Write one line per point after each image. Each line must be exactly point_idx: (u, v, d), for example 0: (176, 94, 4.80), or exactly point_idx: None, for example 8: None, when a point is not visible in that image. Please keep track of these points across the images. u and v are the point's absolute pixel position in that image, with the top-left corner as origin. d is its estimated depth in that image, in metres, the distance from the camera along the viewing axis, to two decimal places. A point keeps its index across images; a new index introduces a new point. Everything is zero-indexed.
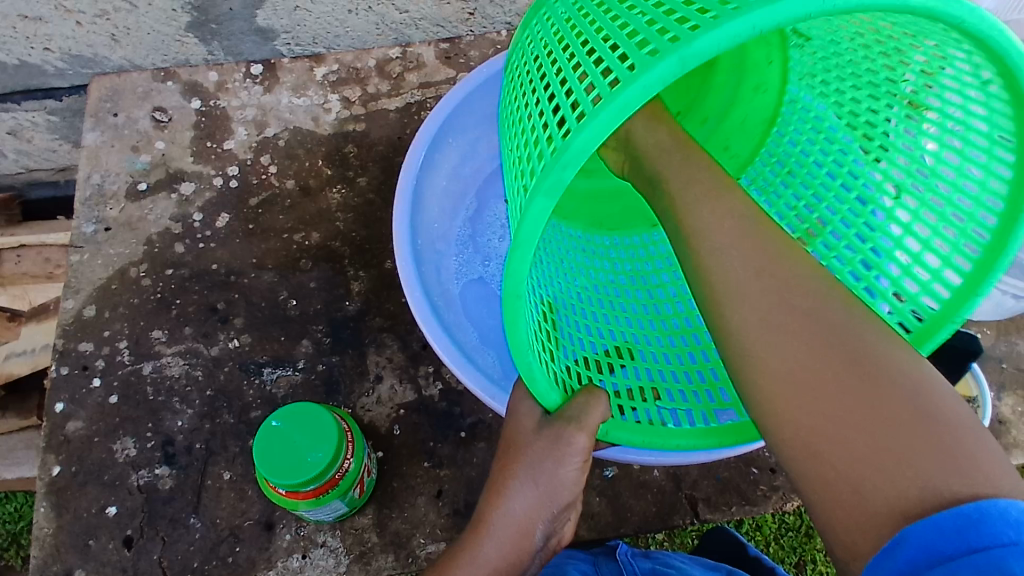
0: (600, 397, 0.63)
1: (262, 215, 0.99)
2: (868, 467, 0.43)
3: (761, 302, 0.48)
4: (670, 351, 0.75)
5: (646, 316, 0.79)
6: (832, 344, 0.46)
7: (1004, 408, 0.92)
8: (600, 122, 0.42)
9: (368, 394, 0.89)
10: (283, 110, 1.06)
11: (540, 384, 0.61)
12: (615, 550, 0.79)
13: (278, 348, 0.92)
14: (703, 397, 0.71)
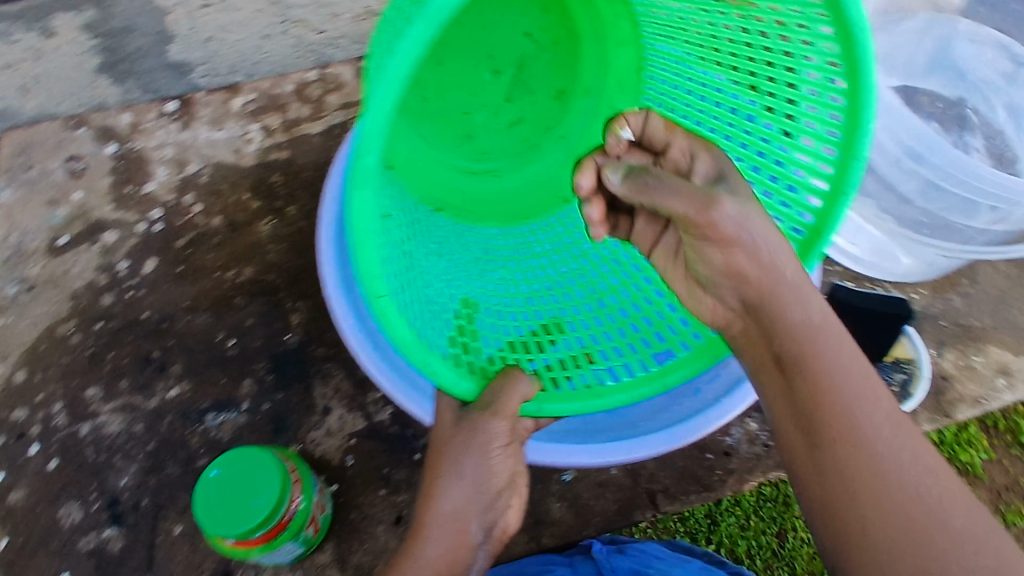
0: (516, 378, 0.65)
1: (192, 255, 0.96)
2: (942, 554, 0.51)
3: (866, 404, 0.56)
4: (597, 315, 0.84)
5: (563, 290, 0.87)
6: (897, 456, 0.55)
7: (946, 364, 0.93)
8: (376, 104, 0.47)
9: (317, 428, 0.87)
10: (203, 145, 1.02)
11: (449, 376, 0.64)
12: (592, 550, 0.80)
13: (219, 392, 0.89)
14: (638, 346, 0.80)
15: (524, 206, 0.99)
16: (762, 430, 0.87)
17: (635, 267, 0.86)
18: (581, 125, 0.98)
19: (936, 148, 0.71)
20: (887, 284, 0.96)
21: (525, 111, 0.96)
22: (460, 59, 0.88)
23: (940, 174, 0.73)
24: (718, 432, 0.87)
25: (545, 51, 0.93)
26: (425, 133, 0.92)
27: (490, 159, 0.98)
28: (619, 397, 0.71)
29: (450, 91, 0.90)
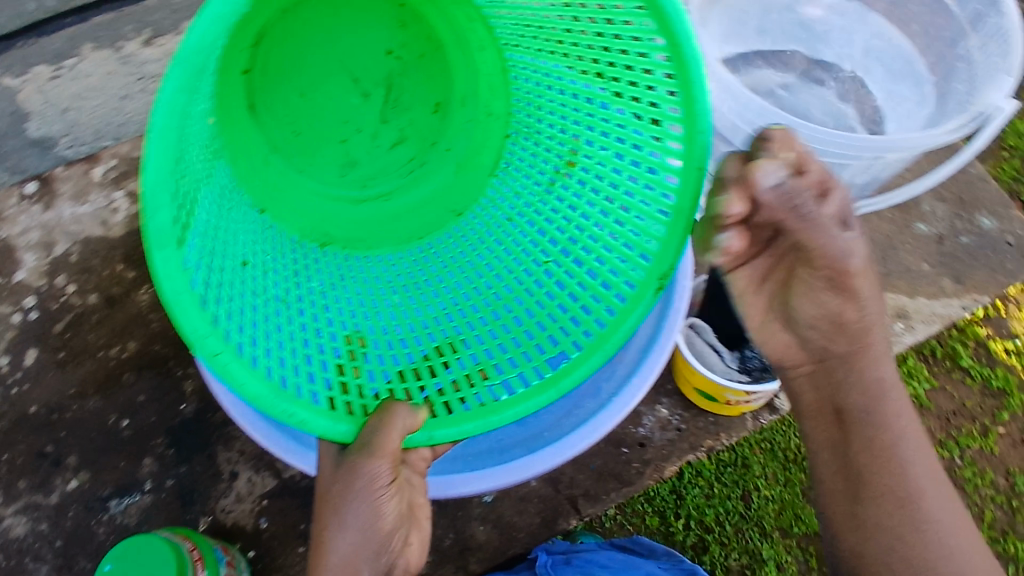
0: (395, 406, 0.63)
1: (72, 339, 0.92)
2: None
3: (912, 455, 0.62)
4: (494, 325, 0.77)
5: (456, 302, 0.79)
6: (924, 501, 0.61)
7: None
8: (150, 154, 0.47)
9: (226, 495, 0.85)
10: (69, 223, 0.96)
11: (320, 424, 0.62)
12: (537, 564, 0.79)
13: (120, 476, 0.87)
14: (533, 352, 0.74)
15: (416, 227, 0.84)
16: (673, 413, 0.88)
17: (530, 268, 0.78)
18: (470, 135, 0.82)
19: (777, 119, 0.71)
20: None
21: (404, 126, 0.79)
22: (312, 83, 0.73)
23: None
24: (630, 424, 0.87)
25: (410, 64, 0.76)
26: (289, 170, 0.77)
27: (378, 183, 0.82)
28: (515, 408, 0.66)
29: (305, 121, 0.75)
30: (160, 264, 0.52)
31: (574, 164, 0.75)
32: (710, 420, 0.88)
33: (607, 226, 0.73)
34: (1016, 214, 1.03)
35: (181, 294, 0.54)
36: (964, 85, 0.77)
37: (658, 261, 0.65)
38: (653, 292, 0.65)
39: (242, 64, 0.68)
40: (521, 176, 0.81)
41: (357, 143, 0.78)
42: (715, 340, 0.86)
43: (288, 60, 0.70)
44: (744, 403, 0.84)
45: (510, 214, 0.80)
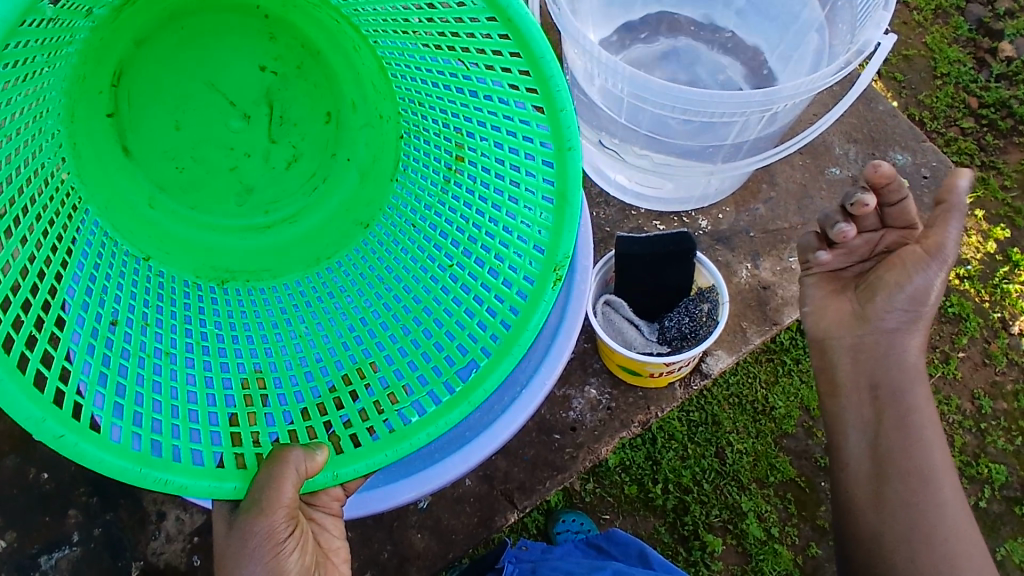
0: (288, 450, 0.57)
1: None
2: (954, 550, 0.67)
3: (923, 426, 0.71)
4: (405, 342, 0.70)
5: (367, 325, 0.72)
6: (929, 473, 0.69)
7: (765, 273, 0.93)
8: None
9: (156, 537, 0.84)
10: None
11: (203, 485, 0.55)
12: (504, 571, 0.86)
13: (47, 532, 0.84)
14: (443, 366, 0.67)
15: (325, 247, 0.78)
16: (602, 393, 0.86)
17: (436, 275, 0.72)
18: (369, 141, 0.77)
19: (651, 88, 0.69)
20: (691, 213, 0.95)
21: (296, 142, 0.74)
22: (181, 109, 0.67)
23: (673, 108, 0.71)
24: (559, 409, 0.86)
25: (289, 77, 0.71)
26: (178, 210, 0.72)
27: (280, 206, 0.76)
28: (425, 431, 0.59)
29: (185, 155, 0.70)
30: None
31: (462, 159, 0.71)
32: (640, 394, 0.86)
33: (501, 220, 0.67)
34: (929, 146, 1.03)
35: (2, 380, 0.46)
36: (847, 25, 0.76)
37: (551, 247, 0.58)
38: (552, 282, 0.57)
39: (104, 105, 0.65)
40: (419, 177, 0.76)
41: (245, 168, 0.72)
42: (632, 313, 0.84)
43: (154, 93, 0.66)
44: (667, 375, 0.82)
45: (415, 219, 0.75)
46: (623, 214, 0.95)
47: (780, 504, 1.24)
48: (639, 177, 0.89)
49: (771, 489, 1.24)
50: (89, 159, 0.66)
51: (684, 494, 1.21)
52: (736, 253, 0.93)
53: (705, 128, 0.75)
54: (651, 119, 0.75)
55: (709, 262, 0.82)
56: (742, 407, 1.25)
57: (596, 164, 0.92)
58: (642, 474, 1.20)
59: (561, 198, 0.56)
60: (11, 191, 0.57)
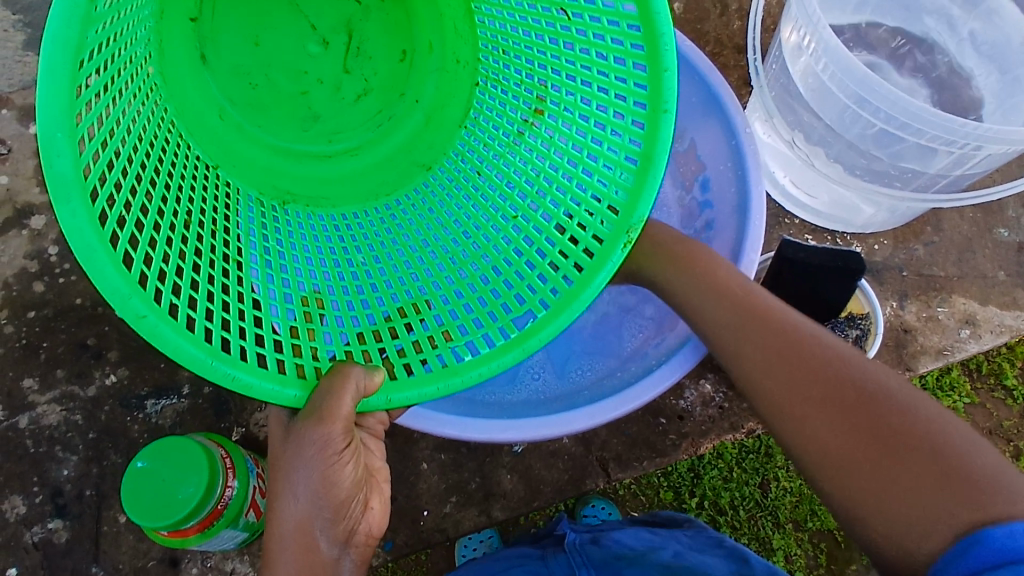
0: (350, 365, 0.54)
1: None
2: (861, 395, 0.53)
3: (743, 329, 0.62)
4: (460, 284, 0.69)
5: (426, 266, 0.71)
6: (802, 369, 0.56)
7: (909, 317, 0.92)
8: (43, 90, 0.42)
9: (260, 410, 0.85)
10: None
11: (267, 389, 0.50)
12: (566, 542, 0.78)
13: (159, 377, 0.87)
14: (499, 314, 0.64)
15: (382, 184, 0.77)
16: (717, 391, 0.85)
17: (498, 225, 0.71)
18: (437, 85, 0.76)
19: (879, 93, 0.66)
20: (846, 235, 0.93)
21: (368, 76, 0.74)
22: (268, 23, 0.67)
23: (889, 118, 0.69)
24: (671, 396, 0.85)
25: (371, 7, 0.71)
26: (245, 126, 0.70)
27: (343, 137, 0.75)
28: (477, 370, 0.53)
29: (259, 72, 0.68)
30: (65, 217, 0.43)
31: (542, 112, 0.71)
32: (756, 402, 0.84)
33: (574, 182, 0.66)
34: None
35: (95, 249, 0.44)
36: None
37: (626, 209, 0.55)
38: (621, 244, 0.54)
39: (189, 10, 0.63)
40: (489, 127, 0.76)
41: (319, 95, 0.72)
42: None
43: (237, 9, 0.65)
44: None
45: (479, 167, 0.75)
46: (777, 219, 0.94)
47: (811, 552, 1.09)
48: (812, 182, 0.87)
49: (804, 536, 1.09)
50: (171, 61, 0.63)
51: (717, 514, 1.07)
52: (883, 289, 0.92)
53: (903, 150, 0.73)
54: (857, 127, 0.73)
55: (874, 295, 0.83)
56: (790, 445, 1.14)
57: (769, 155, 0.90)
58: (680, 483, 1.08)
59: (644, 158, 0.54)
60: (111, 69, 0.53)
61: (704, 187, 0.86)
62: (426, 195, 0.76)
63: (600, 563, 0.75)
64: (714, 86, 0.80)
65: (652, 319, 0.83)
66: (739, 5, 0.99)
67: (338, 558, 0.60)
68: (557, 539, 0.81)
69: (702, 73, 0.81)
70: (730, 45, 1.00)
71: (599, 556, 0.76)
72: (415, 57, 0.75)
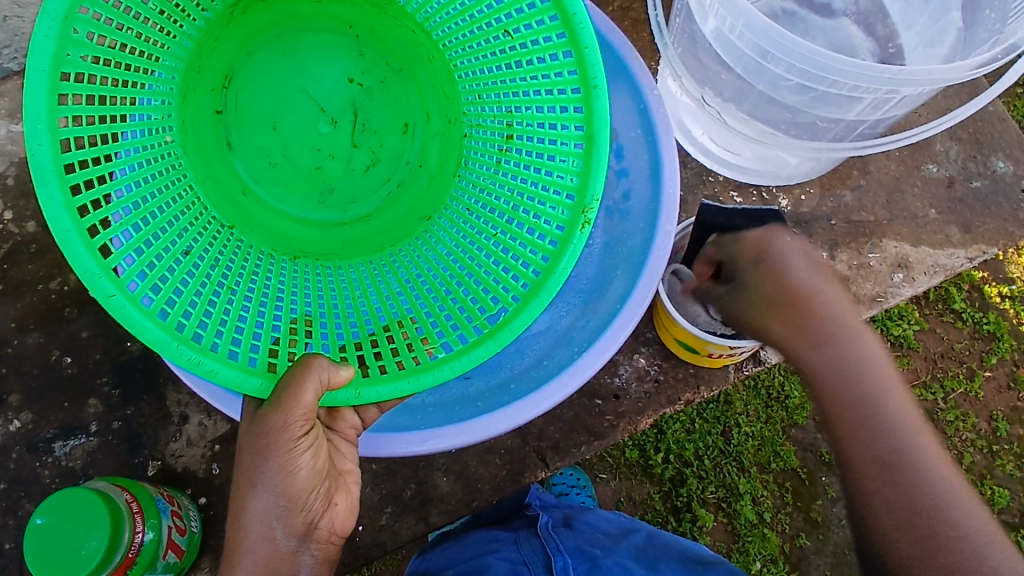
0: (314, 356, 0.52)
1: (9, 270, 0.86)
2: (936, 512, 0.50)
3: (858, 382, 0.54)
4: (453, 310, 0.64)
5: (427, 295, 0.66)
6: (891, 461, 0.51)
7: (841, 266, 0.89)
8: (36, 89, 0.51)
9: (176, 439, 0.80)
10: (4, 142, 0.90)
11: (232, 375, 0.53)
12: (537, 525, 0.75)
13: (65, 416, 0.82)
14: (472, 315, 0.63)
15: (391, 239, 0.72)
16: (651, 364, 0.82)
17: (491, 255, 0.65)
18: (439, 147, 0.74)
19: (784, 44, 0.62)
20: (772, 189, 0.90)
21: (376, 149, 0.74)
22: (279, 106, 0.71)
23: (798, 70, 0.65)
24: (605, 374, 0.82)
25: (373, 89, 0.74)
26: (267, 200, 0.71)
27: (356, 205, 0.74)
28: (450, 363, 0.54)
29: (279, 151, 0.72)
30: (44, 202, 0.50)
31: (512, 136, 0.67)
32: (691, 372, 0.82)
33: (540, 187, 0.64)
34: None
35: (70, 231, 0.50)
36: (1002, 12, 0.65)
37: (580, 193, 0.58)
38: (581, 224, 0.57)
39: (213, 103, 0.69)
40: (475, 169, 0.71)
41: (328, 165, 0.73)
42: None
43: (257, 97, 0.71)
44: (726, 357, 0.78)
45: (471, 203, 0.69)
46: (700, 178, 0.90)
47: (777, 491, 1.09)
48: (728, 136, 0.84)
49: (768, 477, 1.09)
50: (193, 136, 0.67)
51: (684, 467, 1.07)
52: (814, 240, 0.89)
53: (816, 98, 0.69)
54: (768, 81, 0.70)
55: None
56: (757, 388, 1.10)
57: (682, 113, 0.86)
58: (646, 439, 1.07)
59: (588, 140, 0.58)
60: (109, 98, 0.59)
61: (618, 155, 0.78)
62: (434, 242, 0.70)
63: (575, 549, 0.72)
64: (618, 47, 0.76)
65: (581, 294, 0.78)
66: None
67: (296, 553, 0.53)
68: (529, 519, 0.78)
69: (604, 33, 0.76)
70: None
71: (574, 541, 0.74)
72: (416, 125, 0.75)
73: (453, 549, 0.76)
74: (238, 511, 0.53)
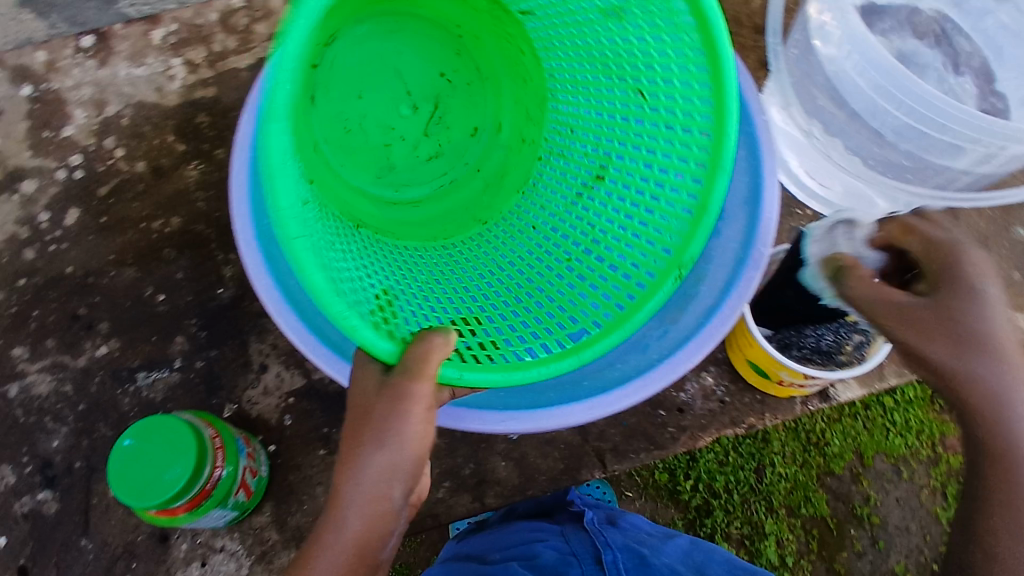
0: (431, 331, 0.52)
1: (114, 205, 0.90)
2: None
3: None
4: (518, 308, 0.65)
5: (493, 286, 0.67)
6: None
7: None
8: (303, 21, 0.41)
9: (254, 386, 0.84)
10: (123, 84, 0.94)
11: (370, 336, 0.49)
12: (584, 519, 0.74)
13: (151, 350, 0.86)
14: (554, 327, 0.63)
15: (443, 229, 0.78)
16: (718, 384, 0.83)
17: (557, 270, 0.68)
18: (501, 158, 0.80)
19: (904, 84, 0.63)
20: None
21: (442, 143, 0.80)
22: (371, 83, 0.74)
23: (912, 112, 0.66)
24: (672, 388, 0.83)
25: (457, 87, 0.79)
26: (333, 162, 0.73)
27: (409, 188, 0.79)
28: (539, 368, 0.53)
29: (355, 118, 0.74)
30: (271, 137, 0.42)
31: (602, 177, 0.68)
32: (758, 398, 0.83)
33: (631, 225, 0.65)
34: None
35: (283, 163, 0.43)
36: None
37: (679, 249, 0.57)
38: (674, 278, 0.56)
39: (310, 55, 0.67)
40: (547, 189, 0.75)
41: (399, 149, 0.78)
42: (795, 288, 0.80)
43: (351, 64, 0.72)
44: (796, 386, 0.78)
45: (535, 220, 0.73)
46: (788, 210, 0.91)
47: (804, 538, 0.97)
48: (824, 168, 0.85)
49: (796, 522, 0.97)
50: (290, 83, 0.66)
51: (712, 498, 0.96)
52: None
53: (926, 145, 0.69)
54: (877, 121, 0.71)
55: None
56: (800, 430, 0.97)
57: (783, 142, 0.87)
58: (676, 463, 0.96)
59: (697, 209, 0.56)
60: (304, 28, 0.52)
61: None
62: (495, 238, 0.75)
63: (624, 544, 0.71)
64: None
65: None
66: None
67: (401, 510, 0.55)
68: (572, 514, 0.77)
69: None
70: (749, 24, 0.96)
71: (621, 538, 0.73)
72: (486, 135, 0.80)
73: (499, 534, 0.75)
74: (350, 472, 0.53)
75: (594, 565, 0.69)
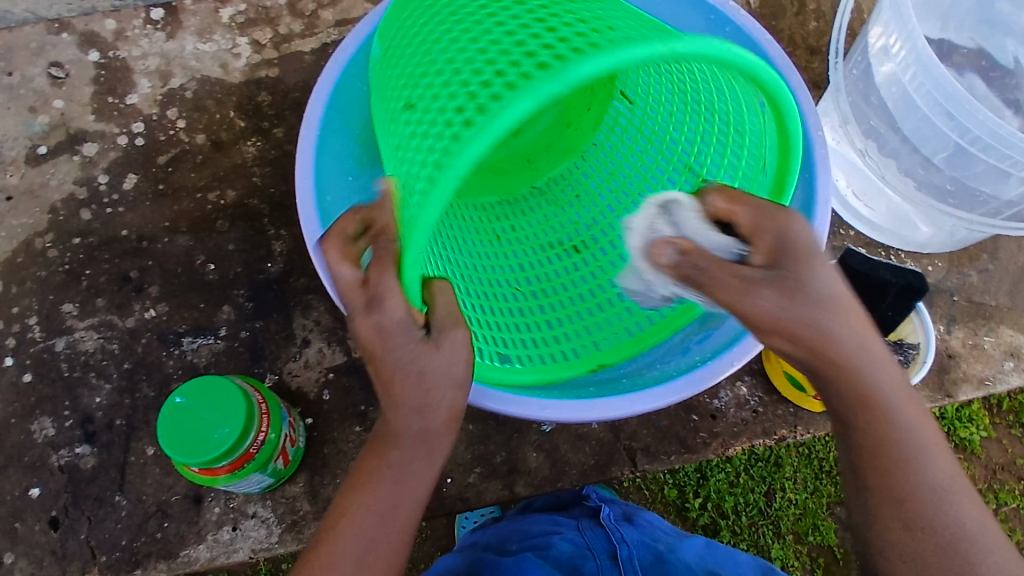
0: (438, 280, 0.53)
1: (172, 173, 0.92)
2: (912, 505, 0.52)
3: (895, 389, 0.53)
4: (501, 316, 0.76)
5: (478, 288, 0.76)
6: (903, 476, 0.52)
7: (953, 341, 0.91)
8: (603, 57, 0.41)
9: (295, 359, 0.86)
10: (189, 58, 0.95)
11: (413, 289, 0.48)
12: (600, 516, 0.75)
13: (198, 316, 0.87)
14: (519, 329, 0.75)
15: None
16: (752, 395, 0.84)
17: (529, 295, 0.78)
18: (506, 158, 0.85)
19: (965, 108, 0.66)
20: (900, 252, 0.92)
21: None
22: None
23: (969, 136, 0.68)
24: (706, 394, 0.84)
25: None
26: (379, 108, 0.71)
27: None
28: (515, 377, 0.71)
29: None
30: (513, 113, 0.40)
31: (579, 251, 0.80)
32: (791, 410, 0.84)
33: (604, 294, 0.78)
34: None
35: (492, 133, 0.41)
36: None
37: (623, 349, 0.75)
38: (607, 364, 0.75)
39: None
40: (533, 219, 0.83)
41: None
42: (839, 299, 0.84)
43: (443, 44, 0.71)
44: None
45: (508, 238, 0.82)
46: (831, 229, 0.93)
47: (807, 565, 0.96)
48: (872, 187, 0.87)
49: (802, 550, 0.96)
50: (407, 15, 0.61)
51: (720, 517, 0.95)
52: (932, 312, 0.91)
53: (976, 172, 0.71)
54: (931, 144, 0.73)
55: (931, 326, 0.84)
56: (811, 455, 0.96)
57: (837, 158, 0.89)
58: (686, 480, 0.95)
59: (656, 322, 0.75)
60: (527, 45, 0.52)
61: None
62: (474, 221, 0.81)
63: (638, 542, 0.72)
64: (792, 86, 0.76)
65: None
66: (816, 7, 0.99)
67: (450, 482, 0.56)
68: (588, 509, 0.77)
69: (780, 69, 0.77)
70: (803, 45, 0.99)
71: (635, 535, 0.73)
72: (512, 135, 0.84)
73: (516, 524, 0.76)
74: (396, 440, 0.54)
75: (610, 561, 0.70)
